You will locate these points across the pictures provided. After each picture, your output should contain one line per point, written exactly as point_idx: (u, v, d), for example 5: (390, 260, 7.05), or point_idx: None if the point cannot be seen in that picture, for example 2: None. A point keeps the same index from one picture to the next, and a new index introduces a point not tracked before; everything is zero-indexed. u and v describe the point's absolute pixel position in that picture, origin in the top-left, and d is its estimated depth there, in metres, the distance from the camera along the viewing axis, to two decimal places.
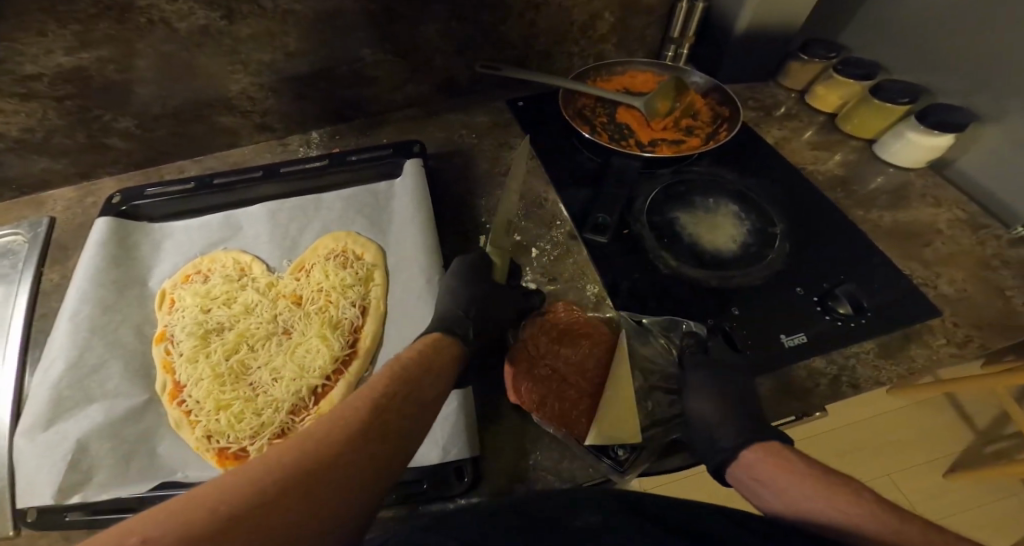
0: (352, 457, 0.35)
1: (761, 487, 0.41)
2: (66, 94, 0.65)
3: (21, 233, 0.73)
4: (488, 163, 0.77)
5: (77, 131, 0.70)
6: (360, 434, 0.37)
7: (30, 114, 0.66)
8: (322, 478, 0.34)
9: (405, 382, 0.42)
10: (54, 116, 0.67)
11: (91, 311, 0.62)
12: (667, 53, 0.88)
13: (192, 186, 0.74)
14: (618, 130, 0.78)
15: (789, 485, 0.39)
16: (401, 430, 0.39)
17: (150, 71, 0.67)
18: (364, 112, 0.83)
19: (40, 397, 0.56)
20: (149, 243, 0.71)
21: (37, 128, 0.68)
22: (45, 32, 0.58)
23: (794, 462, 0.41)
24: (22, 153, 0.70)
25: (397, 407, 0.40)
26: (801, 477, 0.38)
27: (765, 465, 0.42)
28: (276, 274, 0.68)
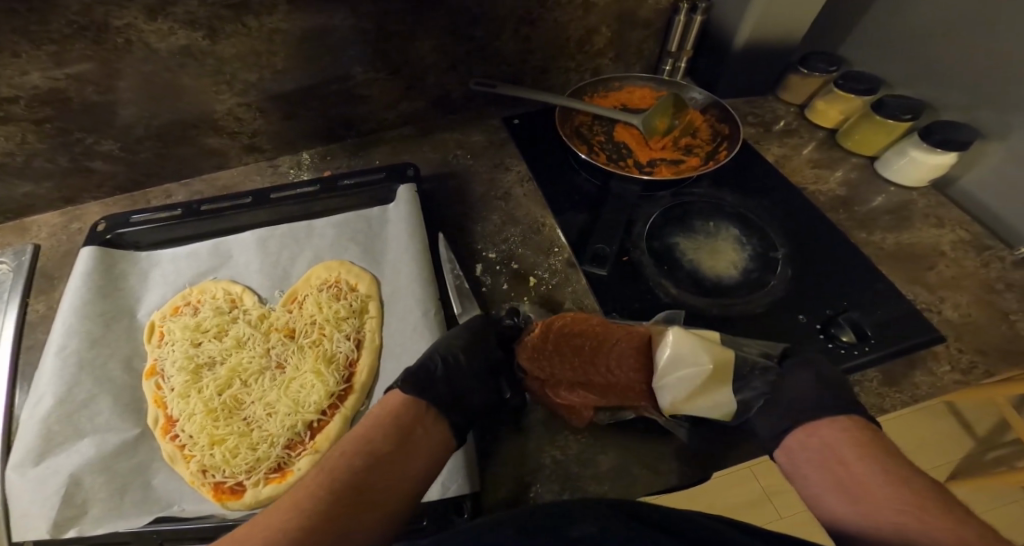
0: (345, 510, 0.40)
1: (831, 459, 0.45)
2: (44, 117, 0.63)
3: (5, 262, 0.71)
4: (484, 184, 0.75)
5: (59, 155, 0.68)
6: (345, 483, 0.42)
7: (8, 137, 0.63)
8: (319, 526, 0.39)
9: (368, 453, 0.45)
10: (34, 139, 0.64)
11: (78, 346, 0.60)
12: (665, 67, 0.86)
13: (180, 212, 0.72)
14: (616, 149, 0.77)
15: (858, 466, 0.43)
16: (384, 479, 0.44)
17: (131, 92, 0.64)
18: (355, 132, 0.81)
19: (29, 432, 0.54)
20: (137, 272, 0.69)
21: (17, 152, 0.65)
22: (19, 54, 0.56)
23: (868, 446, 0.44)
24: (2, 179, 0.68)
25: (375, 462, 0.44)
26: (873, 465, 0.43)
27: (845, 443, 0.45)
28: (268, 305, 0.66)
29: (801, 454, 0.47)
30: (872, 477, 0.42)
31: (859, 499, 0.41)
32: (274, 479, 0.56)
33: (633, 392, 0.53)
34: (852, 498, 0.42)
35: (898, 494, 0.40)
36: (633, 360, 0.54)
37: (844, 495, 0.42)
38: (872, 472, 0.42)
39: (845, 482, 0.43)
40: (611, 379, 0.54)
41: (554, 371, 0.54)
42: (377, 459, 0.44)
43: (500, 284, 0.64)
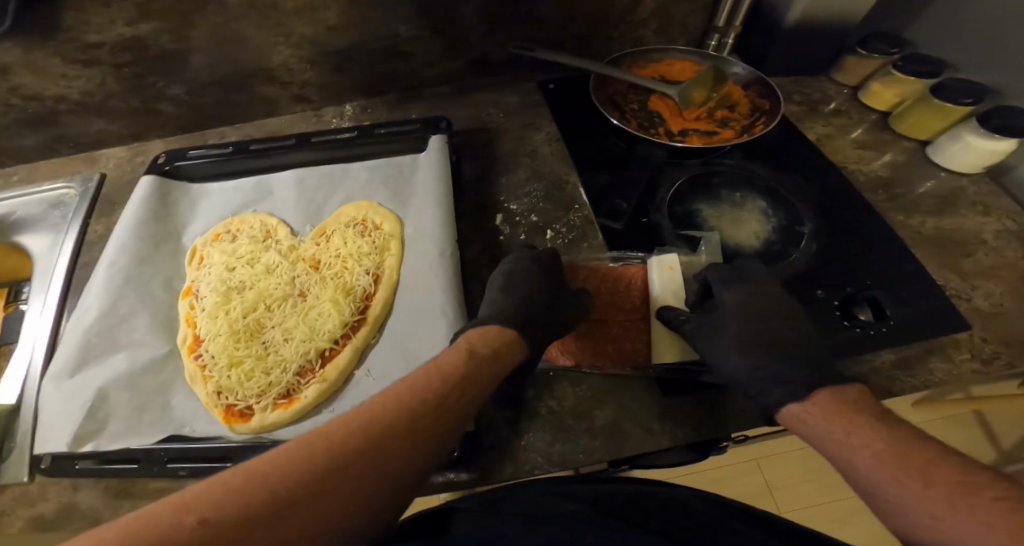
0: (386, 463, 0.36)
1: (837, 440, 0.37)
2: (127, 62, 0.69)
3: (74, 186, 0.77)
4: (513, 142, 0.76)
5: (132, 96, 0.74)
6: (399, 436, 0.37)
7: (89, 80, 0.70)
8: (355, 475, 0.35)
9: (430, 406, 0.39)
10: (112, 83, 0.71)
11: (127, 264, 0.66)
12: (710, 42, 0.84)
13: (230, 150, 0.77)
14: (648, 117, 0.76)
15: (852, 449, 0.36)
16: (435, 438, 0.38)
17: (203, 39, 0.69)
18: (397, 87, 0.83)
19: (71, 343, 0.59)
20: (188, 201, 0.74)
21: (96, 93, 0.72)
22: (111, 4, 0.62)
23: (856, 420, 0.37)
24: (82, 114, 0.75)
25: (432, 417, 0.39)
26: (867, 445, 0.35)
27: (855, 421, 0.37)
28: (298, 238, 0.70)
29: (810, 432, 0.40)
30: (869, 460, 0.35)
31: (869, 487, 0.35)
32: (282, 405, 0.58)
33: (641, 341, 0.54)
34: (864, 490, 0.35)
35: (898, 481, 0.33)
36: (633, 302, 0.56)
37: (867, 477, 0.35)
38: (867, 453, 0.35)
39: (849, 470, 0.36)
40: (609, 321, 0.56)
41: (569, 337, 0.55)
42: (439, 410, 0.39)
43: (518, 234, 0.66)
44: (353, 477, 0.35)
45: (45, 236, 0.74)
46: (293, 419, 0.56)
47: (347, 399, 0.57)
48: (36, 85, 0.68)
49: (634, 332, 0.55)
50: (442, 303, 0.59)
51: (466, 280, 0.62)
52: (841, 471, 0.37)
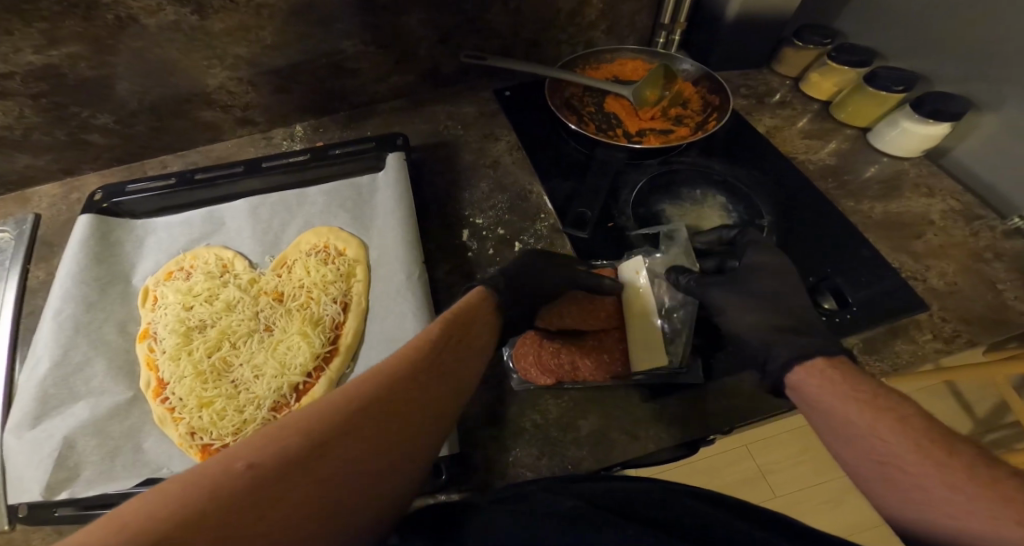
0: (420, 395, 0.36)
1: (842, 412, 0.35)
2: (41, 92, 0.62)
3: (7, 231, 0.68)
4: (473, 154, 0.74)
5: (56, 128, 0.67)
6: (426, 372, 0.37)
7: (5, 113, 0.63)
8: (395, 412, 0.35)
9: (445, 344, 0.40)
10: (31, 114, 0.64)
11: (74, 310, 0.58)
12: (658, 40, 0.84)
13: (174, 182, 0.69)
14: (605, 119, 0.76)
15: (874, 417, 0.34)
16: (455, 372, 0.40)
17: (126, 66, 0.64)
18: (348, 104, 0.81)
19: (25, 395, 0.53)
20: (133, 240, 0.66)
21: (15, 127, 0.65)
22: (12, 31, 0.56)
23: (875, 392, 0.35)
24: (1, 150, 0.67)
25: (450, 354, 0.40)
26: (891, 414, 0.34)
27: (866, 398, 0.35)
28: (258, 270, 0.64)
29: (812, 400, 0.38)
30: (892, 430, 0.33)
31: (875, 456, 0.33)
32: None
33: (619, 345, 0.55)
34: (868, 459, 0.33)
35: (921, 452, 0.31)
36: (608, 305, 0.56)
37: (869, 452, 0.33)
38: (881, 428, 0.33)
39: (859, 439, 0.34)
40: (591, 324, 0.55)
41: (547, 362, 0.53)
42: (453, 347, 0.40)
43: (487, 248, 0.65)
44: (398, 415, 0.35)
45: None
46: None
47: None
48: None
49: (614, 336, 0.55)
50: (415, 328, 0.57)
51: (438, 301, 0.61)
52: (842, 442, 0.35)
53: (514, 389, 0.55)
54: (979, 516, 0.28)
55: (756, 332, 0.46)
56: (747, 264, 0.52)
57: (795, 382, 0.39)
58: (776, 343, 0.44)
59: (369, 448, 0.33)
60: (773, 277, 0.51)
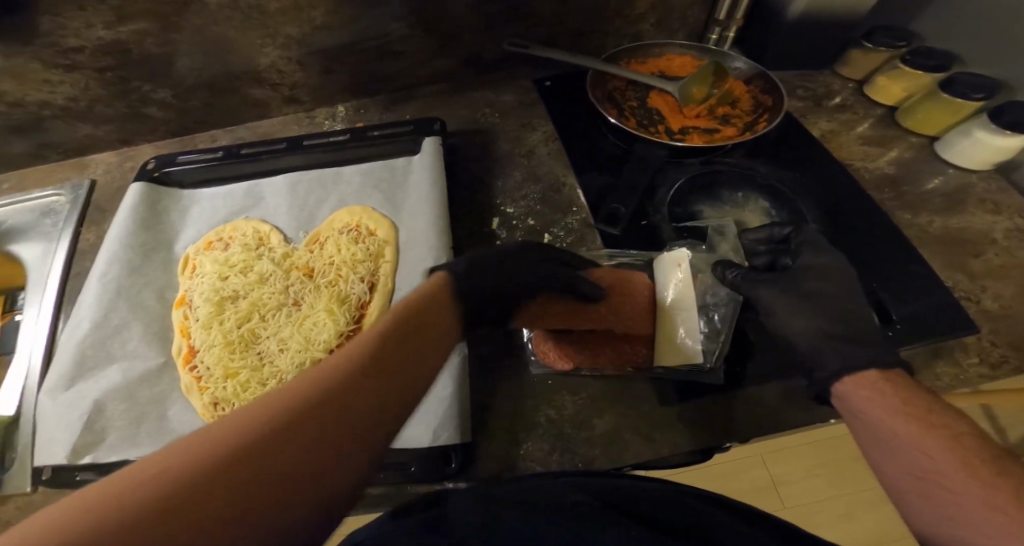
0: (363, 391, 0.30)
1: (880, 420, 0.33)
2: (107, 66, 0.66)
3: (63, 194, 0.71)
4: (510, 143, 0.74)
5: (119, 100, 0.70)
6: (374, 367, 0.31)
7: (74, 84, 0.66)
8: (335, 415, 0.28)
9: (393, 335, 0.34)
10: (97, 86, 0.67)
11: (119, 274, 0.61)
12: (711, 37, 0.79)
13: (220, 155, 0.72)
14: (648, 115, 0.73)
15: (923, 431, 0.31)
16: (410, 365, 0.33)
17: (185, 43, 0.66)
18: (390, 87, 0.81)
19: (65, 356, 0.56)
20: (178, 209, 0.68)
21: (81, 98, 0.68)
22: (85, 7, 0.59)
23: (928, 407, 0.33)
24: (66, 120, 0.70)
25: (405, 345, 0.34)
26: (943, 431, 0.31)
27: (920, 413, 0.32)
28: (292, 245, 0.65)
29: (854, 410, 0.36)
30: (938, 446, 0.30)
31: (915, 470, 0.30)
32: None
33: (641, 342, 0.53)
34: (907, 472, 0.31)
35: (967, 470, 0.28)
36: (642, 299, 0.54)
37: (908, 464, 0.31)
38: (929, 442, 0.30)
39: (902, 451, 0.31)
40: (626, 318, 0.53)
41: (569, 348, 0.53)
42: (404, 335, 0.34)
43: (516, 238, 0.64)
44: (337, 418, 0.28)
45: (35, 245, 0.68)
46: None
47: None
48: (16, 91, 0.65)
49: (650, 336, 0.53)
50: None
51: None
52: (885, 453, 0.32)
53: (531, 380, 0.55)
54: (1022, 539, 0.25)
55: (806, 335, 0.44)
56: (802, 263, 0.49)
57: (840, 390, 0.37)
58: (828, 345, 0.41)
59: (307, 458, 0.27)
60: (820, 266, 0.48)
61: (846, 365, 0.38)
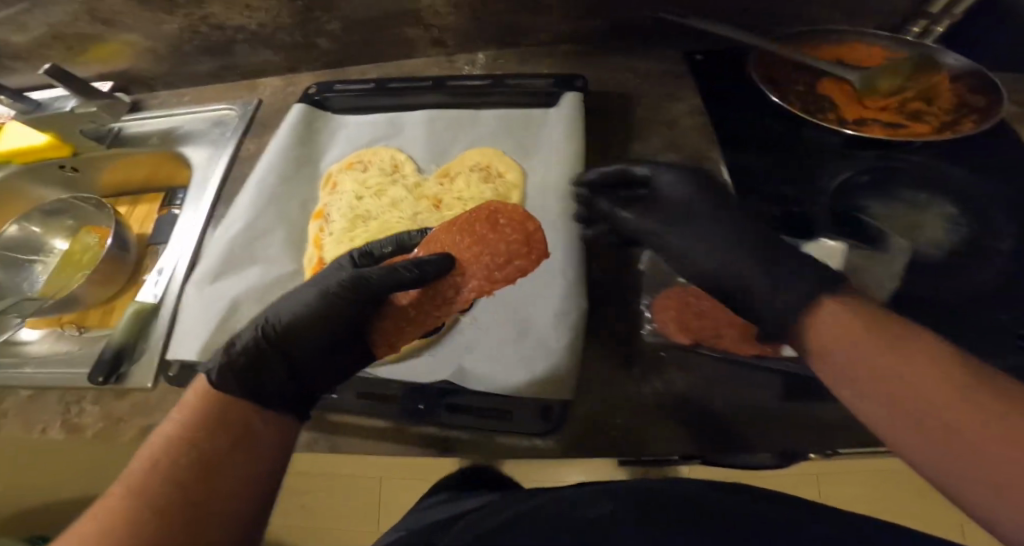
0: (259, 404, 0.39)
1: (917, 399, 0.27)
2: None
3: (234, 109, 0.80)
4: (652, 110, 0.70)
5: (296, 29, 0.76)
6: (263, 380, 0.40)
7: (267, 11, 0.73)
8: (240, 426, 0.37)
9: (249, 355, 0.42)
10: (285, 15, 0.73)
11: (272, 182, 0.65)
12: (913, 30, 0.71)
13: (372, 86, 0.75)
14: (817, 102, 0.67)
15: (998, 417, 0.25)
16: (294, 381, 0.42)
17: None
18: (530, 42, 0.79)
19: (216, 252, 0.60)
20: (327, 131, 0.72)
21: (270, 26, 0.75)
22: None
23: (1011, 383, 0.27)
24: (253, 45, 0.78)
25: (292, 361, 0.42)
26: (998, 414, 0.25)
27: (1002, 396, 0.26)
28: (423, 175, 0.67)
29: (839, 369, 0.32)
30: (931, 385, 0.27)
31: (939, 446, 0.26)
32: None
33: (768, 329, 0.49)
34: (900, 412, 0.28)
35: (982, 415, 0.25)
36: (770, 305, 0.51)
37: (936, 444, 0.26)
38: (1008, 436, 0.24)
39: (937, 426, 0.26)
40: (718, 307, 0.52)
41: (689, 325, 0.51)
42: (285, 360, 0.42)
43: None
44: (240, 423, 0.37)
45: (204, 149, 0.76)
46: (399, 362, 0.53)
47: (449, 344, 0.54)
48: (222, 15, 0.73)
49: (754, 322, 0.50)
50: (562, 265, 0.57)
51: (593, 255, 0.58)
52: (911, 434, 0.27)
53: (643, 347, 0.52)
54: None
55: (823, 267, 0.39)
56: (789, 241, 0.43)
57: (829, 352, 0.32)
58: (779, 272, 0.40)
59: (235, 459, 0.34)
60: (721, 210, 0.47)
61: (864, 325, 0.32)
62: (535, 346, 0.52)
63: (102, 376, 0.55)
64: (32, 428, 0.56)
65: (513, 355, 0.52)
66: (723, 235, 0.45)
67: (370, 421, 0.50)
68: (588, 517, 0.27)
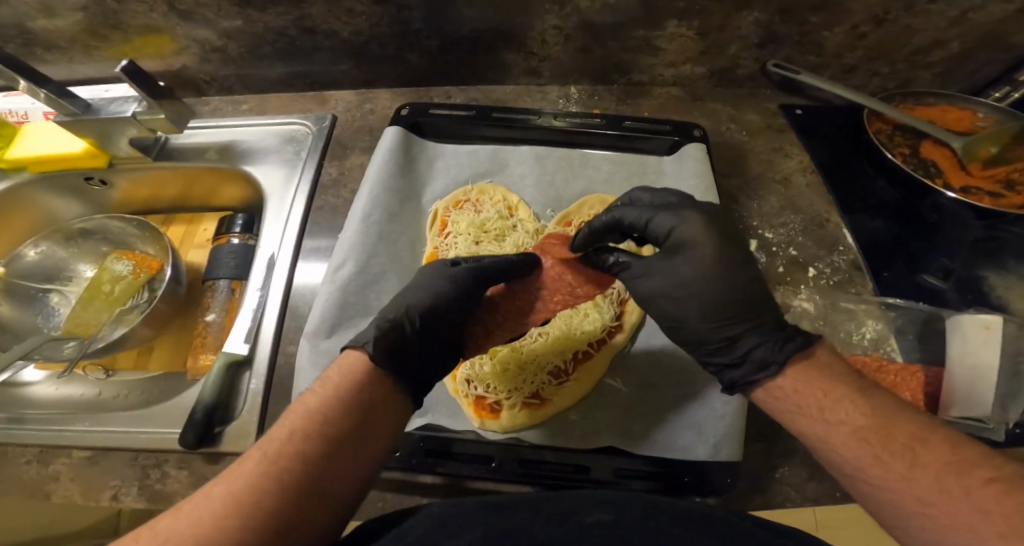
0: (355, 449, 0.34)
1: (811, 415, 0.35)
2: (405, 5, 0.64)
3: (308, 124, 0.71)
4: (763, 166, 0.70)
5: (392, 41, 0.69)
6: (359, 413, 0.35)
7: (367, 17, 0.66)
8: (335, 464, 0.32)
9: (355, 386, 0.37)
10: (385, 23, 0.67)
11: (379, 217, 0.60)
12: (995, 94, 0.74)
13: (473, 114, 0.69)
14: (921, 165, 0.69)
15: (884, 450, 0.31)
16: (382, 419, 0.36)
17: None
18: (629, 80, 0.77)
19: (326, 299, 0.54)
20: (423, 159, 0.66)
21: (365, 32, 0.68)
22: None
23: (878, 406, 0.34)
24: (338, 53, 0.71)
25: (384, 400, 0.37)
26: (895, 440, 0.32)
27: (846, 408, 0.34)
28: (541, 222, 0.63)
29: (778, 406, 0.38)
30: (863, 439, 0.32)
31: (883, 485, 0.31)
32: (531, 405, 0.52)
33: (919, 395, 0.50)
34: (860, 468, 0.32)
35: (934, 462, 0.30)
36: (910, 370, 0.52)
37: (881, 477, 0.31)
38: (868, 445, 0.32)
39: (856, 470, 0.32)
40: (882, 366, 0.52)
41: None
42: (372, 395, 0.37)
43: (776, 264, 0.61)
44: (341, 464, 0.33)
45: (278, 169, 0.67)
46: (547, 427, 0.51)
47: (597, 407, 0.52)
48: (316, 16, 0.65)
49: (922, 378, 0.51)
50: None
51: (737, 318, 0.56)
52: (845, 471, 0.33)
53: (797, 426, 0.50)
54: (954, 528, 0.28)
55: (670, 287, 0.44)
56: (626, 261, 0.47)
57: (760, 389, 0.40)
58: (689, 300, 0.43)
59: (315, 512, 0.31)
60: (691, 281, 0.43)
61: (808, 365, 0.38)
62: (698, 411, 0.50)
63: (196, 439, 0.46)
64: (99, 497, 0.46)
65: (675, 420, 0.50)
66: (700, 295, 0.43)
67: (508, 487, 0.47)
68: (586, 522, 0.33)
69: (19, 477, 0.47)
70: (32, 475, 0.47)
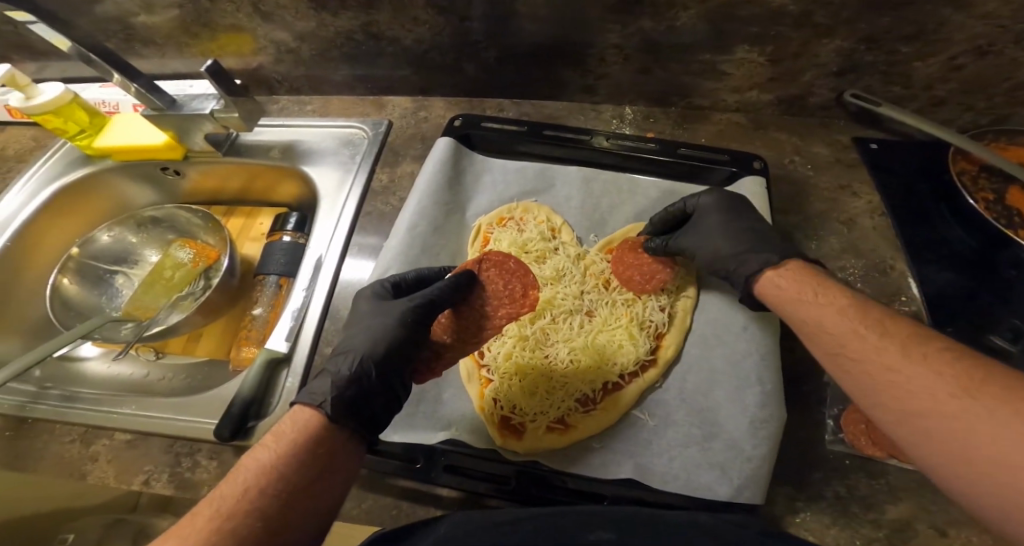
0: (301, 512, 0.34)
1: (807, 313, 0.43)
2: (470, 16, 0.65)
3: (364, 129, 0.74)
4: (825, 204, 0.66)
5: (453, 52, 0.70)
6: (309, 473, 0.36)
7: (430, 26, 0.67)
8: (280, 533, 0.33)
9: (308, 449, 0.37)
10: (448, 33, 0.67)
11: (424, 228, 0.61)
12: None
13: (524, 130, 0.69)
14: (1006, 213, 0.62)
15: (863, 324, 0.39)
16: (331, 480, 0.37)
17: (545, 10, 0.63)
18: (688, 103, 0.74)
19: None
20: (472, 172, 0.67)
21: (428, 42, 0.69)
22: None
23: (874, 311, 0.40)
24: (400, 60, 0.73)
25: (337, 456, 0.38)
26: (868, 317, 0.39)
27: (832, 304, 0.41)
28: (583, 246, 0.63)
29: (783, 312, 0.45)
30: (866, 336, 0.38)
31: (854, 358, 0.38)
32: (555, 430, 0.51)
33: None
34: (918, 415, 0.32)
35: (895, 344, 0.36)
36: None
37: (846, 354, 0.38)
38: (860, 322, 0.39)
39: (841, 342, 0.39)
40: None
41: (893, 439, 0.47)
42: (325, 450, 0.38)
43: None
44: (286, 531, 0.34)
45: (333, 172, 0.70)
46: (568, 454, 0.50)
47: (623, 440, 0.51)
48: (383, 24, 0.67)
49: None
50: (752, 371, 0.52)
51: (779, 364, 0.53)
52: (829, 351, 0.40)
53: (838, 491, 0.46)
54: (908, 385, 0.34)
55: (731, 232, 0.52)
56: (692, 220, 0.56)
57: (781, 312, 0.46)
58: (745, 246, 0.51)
59: None
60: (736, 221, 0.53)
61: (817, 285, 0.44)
62: (726, 452, 0.48)
63: (231, 432, 0.48)
64: (132, 479, 0.49)
65: (701, 459, 0.48)
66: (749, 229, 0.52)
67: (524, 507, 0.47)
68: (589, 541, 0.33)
69: (67, 450, 0.52)
70: (75, 453, 0.52)
